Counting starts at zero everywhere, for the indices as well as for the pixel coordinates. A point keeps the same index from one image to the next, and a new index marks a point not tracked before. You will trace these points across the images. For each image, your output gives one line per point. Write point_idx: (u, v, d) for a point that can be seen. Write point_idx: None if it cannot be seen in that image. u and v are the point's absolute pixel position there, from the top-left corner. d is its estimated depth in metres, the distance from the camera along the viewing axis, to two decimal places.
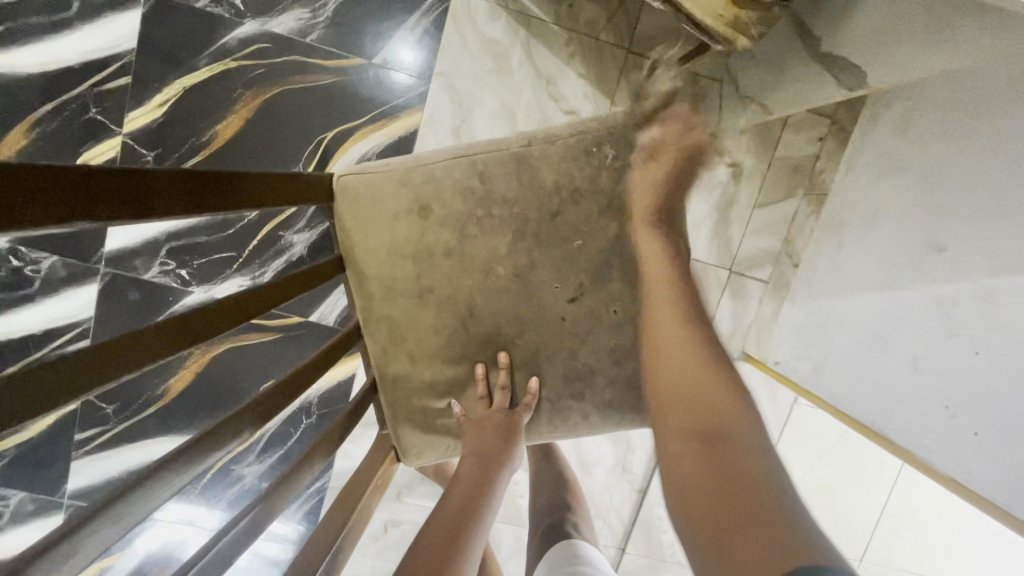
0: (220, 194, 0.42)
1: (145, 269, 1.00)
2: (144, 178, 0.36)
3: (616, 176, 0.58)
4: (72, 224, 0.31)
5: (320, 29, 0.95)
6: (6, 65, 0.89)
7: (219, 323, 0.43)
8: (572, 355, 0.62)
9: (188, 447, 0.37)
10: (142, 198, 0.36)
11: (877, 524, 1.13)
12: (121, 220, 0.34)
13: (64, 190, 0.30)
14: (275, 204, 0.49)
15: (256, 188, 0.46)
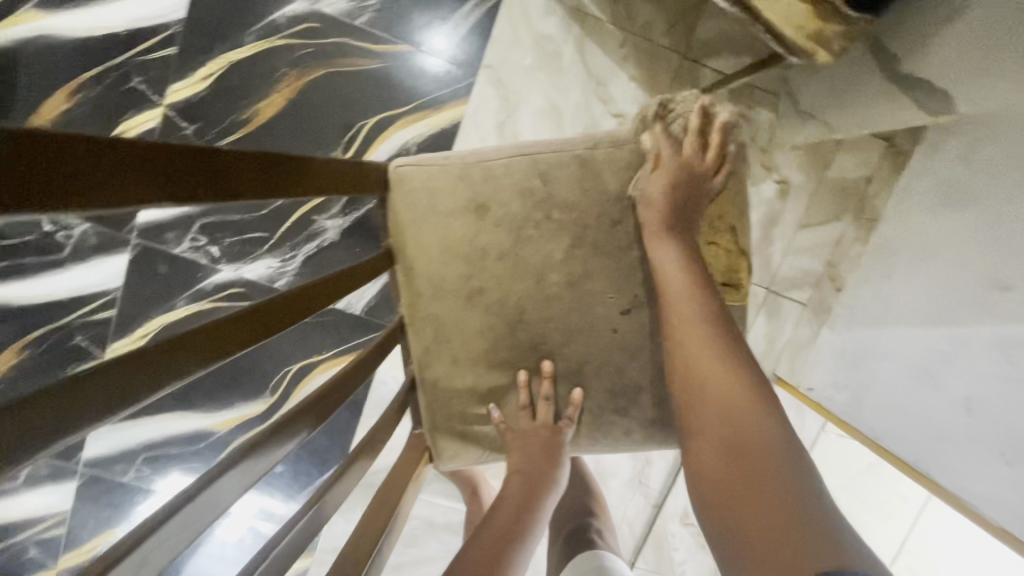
0: (290, 182, 0.41)
1: (176, 244, 0.99)
2: (225, 160, 0.34)
3: (680, 188, 0.56)
4: (158, 203, 0.29)
5: (370, 12, 0.93)
6: (54, 28, 0.88)
7: (284, 321, 0.43)
8: (620, 369, 0.60)
9: (251, 448, 0.37)
10: (223, 179, 0.34)
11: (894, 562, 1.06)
12: (200, 201, 0.33)
13: (153, 168, 0.29)
14: (339, 192, 0.48)
15: (321, 177, 0.45)
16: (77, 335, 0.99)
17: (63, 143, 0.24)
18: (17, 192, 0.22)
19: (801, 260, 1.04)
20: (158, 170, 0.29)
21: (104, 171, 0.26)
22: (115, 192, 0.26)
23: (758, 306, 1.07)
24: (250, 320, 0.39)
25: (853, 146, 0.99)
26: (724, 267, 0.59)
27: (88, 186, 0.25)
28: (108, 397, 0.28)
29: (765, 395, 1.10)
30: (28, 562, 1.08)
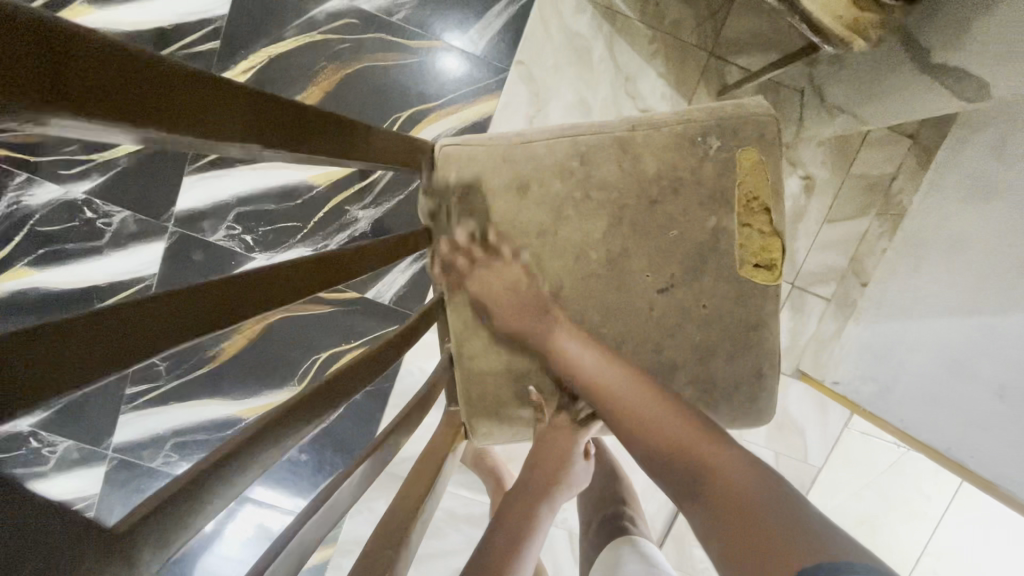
0: (356, 144, 0.42)
1: (212, 232, 1.01)
2: (308, 115, 0.35)
3: (718, 168, 0.57)
4: (257, 145, 0.30)
5: (406, 9, 0.96)
6: (104, 21, 0.92)
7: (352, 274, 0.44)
8: (656, 350, 0.60)
9: (318, 393, 0.39)
10: (309, 133, 0.35)
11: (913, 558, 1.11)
12: (291, 152, 0.33)
13: (253, 110, 0.29)
14: (395, 162, 0.49)
15: (381, 146, 0.47)
16: None
17: (176, 71, 0.24)
18: (147, 109, 0.22)
19: (826, 256, 1.05)
20: (258, 113, 0.30)
21: (214, 105, 0.26)
22: (225, 125, 0.27)
23: (784, 302, 1.06)
24: (325, 273, 0.40)
25: (878, 142, 1.00)
26: (758, 248, 0.59)
27: (203, 114, 0.25)
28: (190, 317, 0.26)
29: (788, 391, 1.11)
30: None
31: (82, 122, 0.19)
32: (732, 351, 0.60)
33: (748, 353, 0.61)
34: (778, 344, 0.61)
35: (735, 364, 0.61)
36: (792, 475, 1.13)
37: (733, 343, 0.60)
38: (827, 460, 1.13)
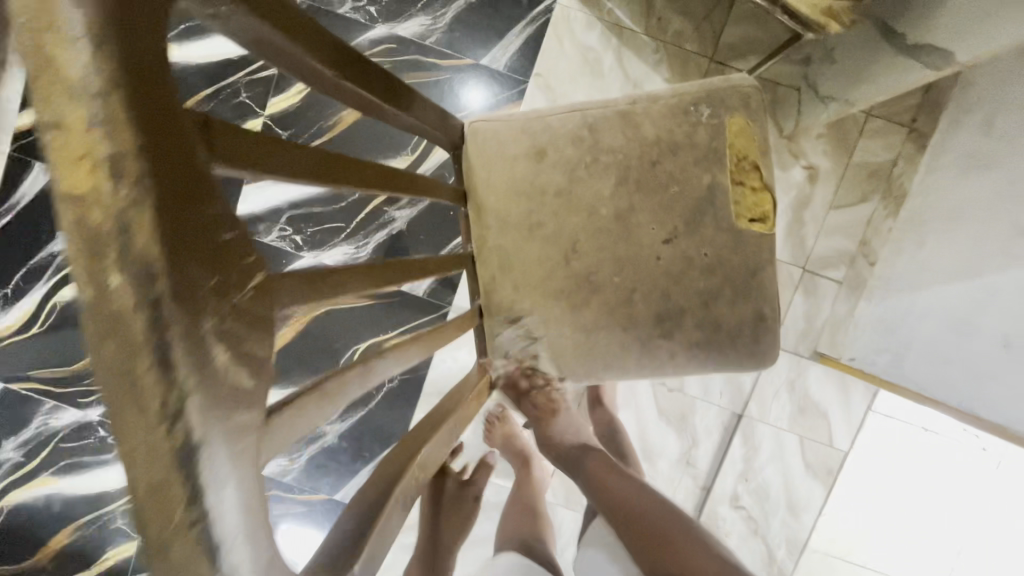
0: (404, 98, 0.53)
1: (266, 234, 1.13)
2: (370, 66, 0.47)
3: (711, 132, 0.65)
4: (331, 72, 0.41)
5: (438, 33, 1.09)
6: (180, 57, 1.08)
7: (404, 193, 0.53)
8: (665, 295, 0.66)
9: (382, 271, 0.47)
10: (369, 77, 0.46)
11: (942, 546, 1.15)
12: (355, 87, 0.45)
13: (330, 46, 0.41)
14: (433, 124, 0.61)
15: (424, 109, 0.58)
16: None
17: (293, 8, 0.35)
18: (276, 19, 0.33)
19: (834, 240, 1.10)
20: (333, 51, 0.41)
21: (310, 33, 0.38)
22: (313, 50, 0.38)
23: (793, 287, 1.11)
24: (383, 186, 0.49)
25: (875, 132, 1.07)
26: (751, 204, 0.66)
27: (302, 35, 0.36)
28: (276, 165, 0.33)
29: (808, 374, 1.13)
30: (116, 530, 1.21)
31: (244, 10, 0.30)
32: (734, 295, 0.67)
33: (749, 296, 0.67)
34: (774, 289, 0.68)
35: (736, 308, 0.67)
36: (817, 459, 1.15)
37: (735, 287, 0.66)
38: (853, 445, 1.15)
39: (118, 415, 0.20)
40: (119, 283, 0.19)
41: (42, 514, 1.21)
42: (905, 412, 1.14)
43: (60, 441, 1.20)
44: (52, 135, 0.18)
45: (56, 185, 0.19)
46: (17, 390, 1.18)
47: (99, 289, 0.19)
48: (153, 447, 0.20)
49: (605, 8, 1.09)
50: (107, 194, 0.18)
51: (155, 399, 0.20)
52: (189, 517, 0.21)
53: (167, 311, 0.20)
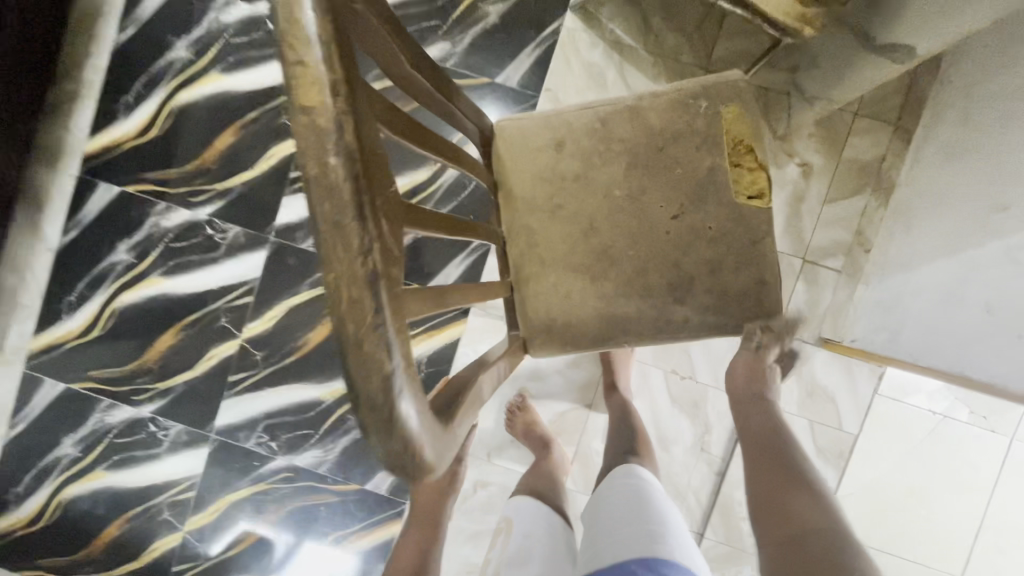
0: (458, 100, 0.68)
1: (304, 240, 1.25)
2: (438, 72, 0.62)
3: (707, 121, 0.74)
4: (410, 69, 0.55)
5: (457, 56, 1.20)
6: (232, 85, 1.24)
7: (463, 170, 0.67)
8: (675, 265, 0.75)
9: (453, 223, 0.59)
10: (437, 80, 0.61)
11: (954, 529, 1.19)
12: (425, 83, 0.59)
13: (410, 51, 0.55)
14: (480, 123, 0.75)
15: (474, 111, 0.73)
16: (222, 317, 1.27)
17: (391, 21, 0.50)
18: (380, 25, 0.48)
19: (833, 231, 1.16)
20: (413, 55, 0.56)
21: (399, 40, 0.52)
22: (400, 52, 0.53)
23: (796, 276, 1.17)
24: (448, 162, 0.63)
25: (863, 130, 1.14)
26: (749, 181, 0.75)
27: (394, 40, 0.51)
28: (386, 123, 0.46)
29: (814, 360, 1.18)
30: (164, 522, 1.30)
31: (367, 17, 0.44)
32: (736, 263, 0.75)
33: (749, 264, 0.75)
34: (772, 258, 0.75)
35: (738, 275, 0.75)
36: (829, 442, 1.19)
37: (736, 257, 0.75)
38: (863, 427, 1.19)
39: (328, 250, 0.31)
40: (336, 161, 0.31)
41: (98, 506, 1.31)
42: (911, 396, 1.19)
43: (114, 436, 1.29)
44: (296, 77, 0.31)
45: (296, 104, 0.31)
46: (79, 390, 1.29)
47: (322, 165, 0.31)
48: (356, 270, 0.32)
49: (606, 28, 1.20)
50: (329, 106, 0.31)
51: (355, 240, 0.31)
52: (377, 321, 0.32)
53: (362, 183, 0.32)
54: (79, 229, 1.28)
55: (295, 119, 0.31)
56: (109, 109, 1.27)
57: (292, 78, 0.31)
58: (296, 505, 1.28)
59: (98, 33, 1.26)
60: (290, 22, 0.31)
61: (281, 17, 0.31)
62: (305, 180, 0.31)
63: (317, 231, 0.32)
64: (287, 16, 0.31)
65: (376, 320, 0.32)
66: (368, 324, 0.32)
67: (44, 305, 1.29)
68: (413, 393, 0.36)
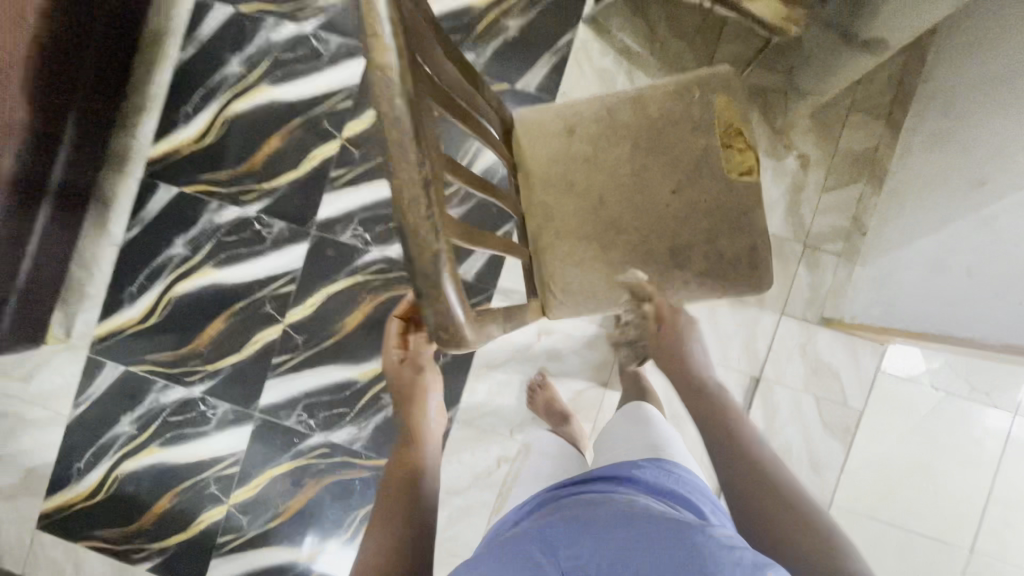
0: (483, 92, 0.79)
1: (342, 233, 1.37)
2: (468, 67, 0.73)
3: (702, 107, 0.84)
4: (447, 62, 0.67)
5: (480, 66, 1.33)
6: (278, 96, 1.39)
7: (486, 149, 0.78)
8: (676, 233, 0.85)
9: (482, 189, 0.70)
10: (467, 72, 0.73)
11: (962, 502, 1.24)
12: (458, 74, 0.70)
13: (447, 47, 0.67)
14: (501, 114, 0.86)
15: (496, 103, 0.84)
16: (267, 304, 1.38)
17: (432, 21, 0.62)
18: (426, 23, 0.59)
19: (830, 218, 1.24)
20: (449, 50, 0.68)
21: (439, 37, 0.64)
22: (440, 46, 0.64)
23: (798, 260, 1.25)
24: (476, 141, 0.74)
25: (857, 124, 1.23)
26: (739, 161, 0.85)
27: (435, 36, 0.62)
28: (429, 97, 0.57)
29: (817, 338, 1.25)
30: (210, 496, 1.40)
31: (417, 14, 0.56)
32: (730, 232, 0.84)
33: (743, 232, 0.84)
34: (762, 228, 0.85)
35: (732, 242, 0.85)
36: (835, 418, 1.25)
37: (730, 225, 0.84)
38: (867, 404, 1.25)
39: (395, 166, 0.41)
40: (400, 100, 0.40)
41: (151, 481, 1.41)
42: (913, 374, 1.25)
43: (167, 415, 1.41)
44: (372, 39, 0.41)
45: (370, 61, 0.40)
46: (136, 372, 1.42)
47: (390, 100, 0.40)
48: (415, 178, 0.41)
49: (616, 37, 1.32)
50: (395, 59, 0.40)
51: (413, 157, 0.41)
52: (429, 217, 0.42)
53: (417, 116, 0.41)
54: (141, 227, 1.42)
55: (370, 75, 0.40)
56: (170, 119, 1.42)
57: (369, 46, 0.41)
58: (331, 480, 1.37)
59: (162, 53, 1.42)
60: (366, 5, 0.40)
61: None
62: (376, 117, 0.41)
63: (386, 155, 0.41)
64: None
65: (427, 213, 0.41)
66: (423, 222, 0.41)
67: (109, 295, 1.43)
68: (456, 287, 0.45)
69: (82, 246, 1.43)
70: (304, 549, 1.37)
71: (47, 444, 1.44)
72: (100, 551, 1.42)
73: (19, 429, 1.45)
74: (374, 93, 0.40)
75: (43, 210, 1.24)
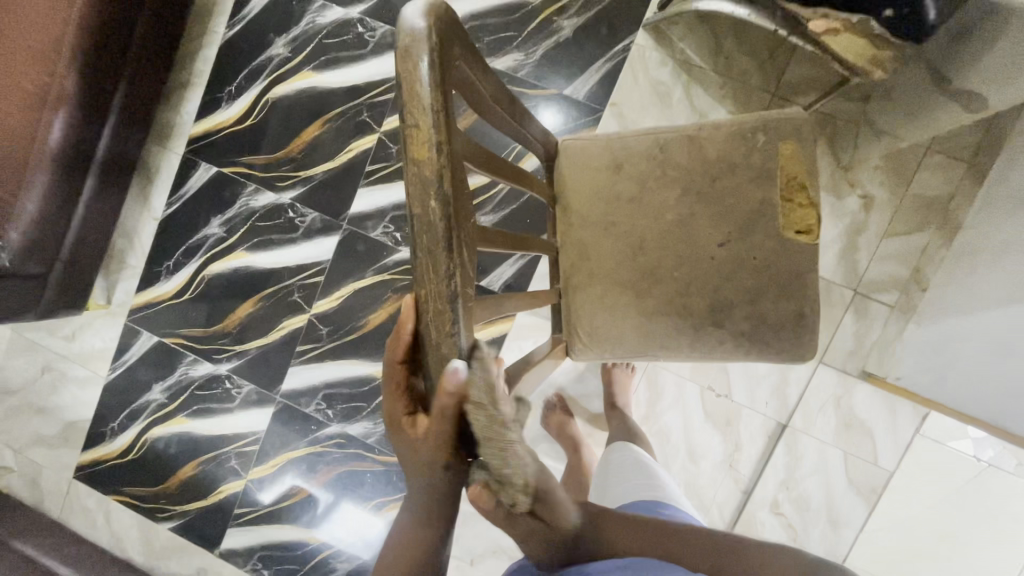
0: (532, 126, 0.74)
1: (373, 229, 1.35)
2: (521, 107, 0.68)
3: (764, 156, 0.77)
4: (500, 110, 0.62)
5: (528, 67, 1.26)
6: (321, 82, 1.36)
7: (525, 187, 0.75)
8: (717, 289, 0.79)
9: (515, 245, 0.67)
10: (519, 112, 0.68)
11: None
12: (509, 119, 0.65)
13: (504, 95, 0.62)
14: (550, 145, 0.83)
15: (545, 136, 0.80)
16: (295, 293, 1.40)
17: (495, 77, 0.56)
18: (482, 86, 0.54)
19: (887, 266, 1.16)
20: (506, 97, 0.62)
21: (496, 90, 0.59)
22: (496, 98, 0.59)
23: (845, 306, 1.18)
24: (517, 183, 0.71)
25: (933, 166, 1.12)
26: (798, 217, 0.77)
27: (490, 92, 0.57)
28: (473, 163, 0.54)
29: (854, 392, 1.19)
30: (230, 469, 1.46)
31: (471, 78, 0.51)
32: (777, 294, 0.78)
33: (791, 295, 0.78)
34: (813, 293, 0.79)
35: (778, 306, 0.79)
36: (862, 476, 1.19)
37: (779, 287, 0.78)
38: (900, 466, 1.18)
39: (421, 275, 0.39)
40: (434, 206, 0.38)
41: (176, 448, 1.48)
42: (956, 440, 1.16)
43: (195, 388, 1.46)
44: (413, 133, 0.38)
45: (409, 156, 0.38)
46: (169, 343, 1.47)
47: (424, 206, 0.38)
48: (441, 291, 0.39)
49: (677, 47, 1.22)
50: (434, 159, 0.37)
51: (441, 265, 0.39)
52: (452, 331, 0.40)
53: (452, 223, 0.39)
54: (181, 203, 1.44)
55: (409, 168, 0.38)
56: (215, 98, 1.42)
57: (407, 138, 0.38)
58: (344, 469, 1.41)
59: (211, 28, 1.41)
60: (410, 93, 0.37)
61: (403, 85, 0.38)
62: (409, 217, 0.39)
63: (414, 259, 0.39)
64: (407, 80, 0.38)
65: (452, 329, 0.40)
66: (445, 334, 0.40)
67: (147, 267, 1.47)
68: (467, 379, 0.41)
69: (126, 216, 1.47)
70: (312, 532, 1.42)
71: (85, 401, 1.52)
72: (127, 507, 1.51)
73: (61, 384, 1.53)
74: (409, 196, 0.38)
75: (89, 183, 1.26)
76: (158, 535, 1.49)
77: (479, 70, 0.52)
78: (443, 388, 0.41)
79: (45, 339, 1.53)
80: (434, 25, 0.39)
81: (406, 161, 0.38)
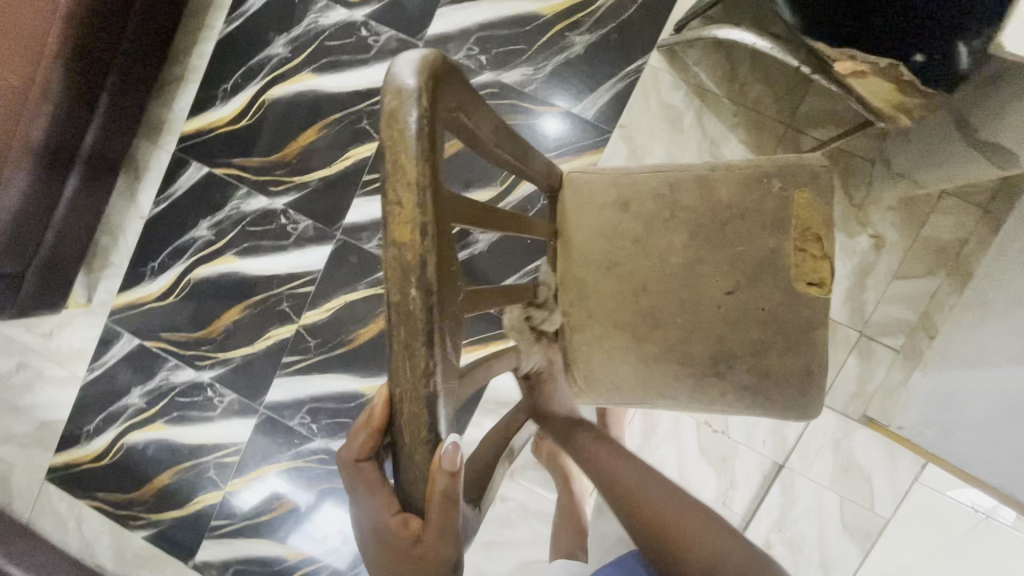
0: (534, 163, 0.70)
1: (367, 241, 1.31)
2: (521, 143, 0.63)
3: (779, 203, 0.73)
4: (501, 148, 0.57)
5: (536, 82, 1.22)
6: (320, 86, 1.31)
7: (525, 228, 0.70)
8: (720, 339, 0.76)
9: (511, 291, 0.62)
10: (520, 149, 0.63)
11: None
12: (509, 156, 0.61)
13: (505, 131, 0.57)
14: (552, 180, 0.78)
15: (548, 170, 0.75)
16: (283, 302, 1.35)
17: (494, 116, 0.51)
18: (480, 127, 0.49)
19: (895, 309, 1.13)
20: (506, 134, 0.57)
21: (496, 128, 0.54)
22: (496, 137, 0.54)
23: (849, 349, 1.15)
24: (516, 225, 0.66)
25: (947, 211, 1.10)
26: (809, 268, 0.74)
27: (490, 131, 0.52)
28: (469, 216, 0.49)
29: (854, 436, 1.16)
30: (208, 479, 1.42)
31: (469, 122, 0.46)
32: (784, 347, 0.75)
33: (799, 349, 0.75)
34: (822, 348, 0.75)
35: (784, 359, 0.75)
36: (856, 522, 1.17)
37: (787, 340, 0.75)
38: (895, 513, 1.15)
39: (398, 369, 0.35)
40: (415, 294, 0.34)
41: (153, 455, 1.43)
42: (954, 490, 1.13)
43: (176, 395, 1.42)
44: (394, 210, 0.34)
45: (390, 235, 0.34)
46: (150, 347, 1.41)
47: (403, 295, 0.34)
48: (419, 389, 0.35)
49: (691, 71, 1.18)
50: (417, 242, 0.34)
51: (422, 361, 0.34)
52: (430, 435, 0.36)
53: (434, 312, 0.34)
54: (169, 203, 1.39)
55: (389, 249, 0.34)
56: (209, 96, 1.37)
57: (389, 217, 0.34)
58: (326, 485, 1.36)
59: (209, 22, 1.36)
60: (395, 168, 0.33)
61: (387, 157, 0.34)
62: (387, 303, 0.35)
63: (391, 352, 0.35)
64: (390, 150, 0.34)
65: (429, 435, 0.36)
66: (422, 434, 0.36)
67: (131, 266, 1.41)
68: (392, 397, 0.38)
69: (111, 213, 1.42)
70: (290, 547, 1.38)
71: (61, 401, 1.47)
72: (100, 513, 1.46)
73: (36, 382, 1.47)
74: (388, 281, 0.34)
75: (72, 180, 1.21)
76: (130, 543, 1.44)
77: (478, 117, 0.48)
78: (435, 467, 0.37)
79: (23, 335, 1.48)
80: (426, 86, 0.34)
81: (385, 240, 0.34)
